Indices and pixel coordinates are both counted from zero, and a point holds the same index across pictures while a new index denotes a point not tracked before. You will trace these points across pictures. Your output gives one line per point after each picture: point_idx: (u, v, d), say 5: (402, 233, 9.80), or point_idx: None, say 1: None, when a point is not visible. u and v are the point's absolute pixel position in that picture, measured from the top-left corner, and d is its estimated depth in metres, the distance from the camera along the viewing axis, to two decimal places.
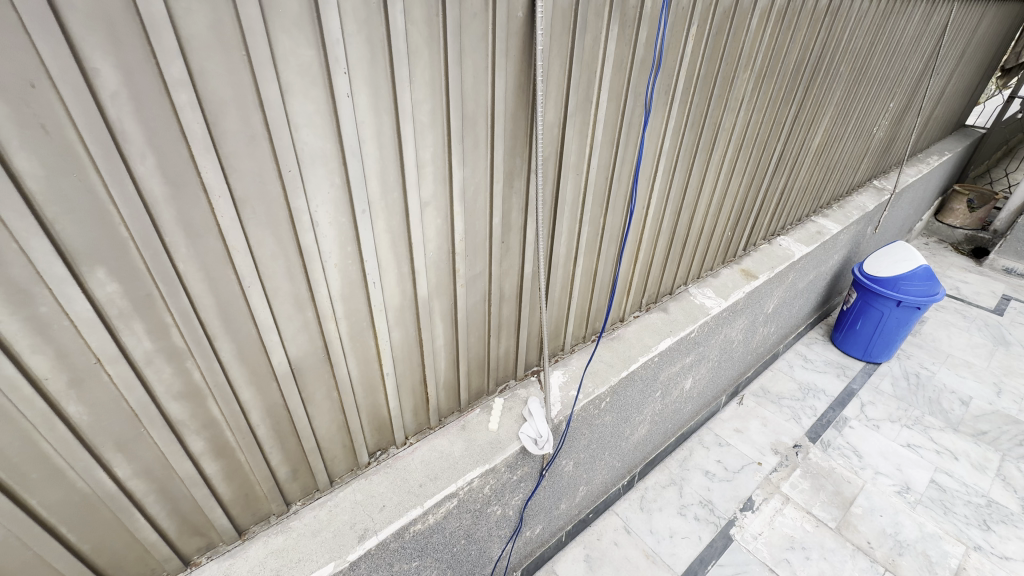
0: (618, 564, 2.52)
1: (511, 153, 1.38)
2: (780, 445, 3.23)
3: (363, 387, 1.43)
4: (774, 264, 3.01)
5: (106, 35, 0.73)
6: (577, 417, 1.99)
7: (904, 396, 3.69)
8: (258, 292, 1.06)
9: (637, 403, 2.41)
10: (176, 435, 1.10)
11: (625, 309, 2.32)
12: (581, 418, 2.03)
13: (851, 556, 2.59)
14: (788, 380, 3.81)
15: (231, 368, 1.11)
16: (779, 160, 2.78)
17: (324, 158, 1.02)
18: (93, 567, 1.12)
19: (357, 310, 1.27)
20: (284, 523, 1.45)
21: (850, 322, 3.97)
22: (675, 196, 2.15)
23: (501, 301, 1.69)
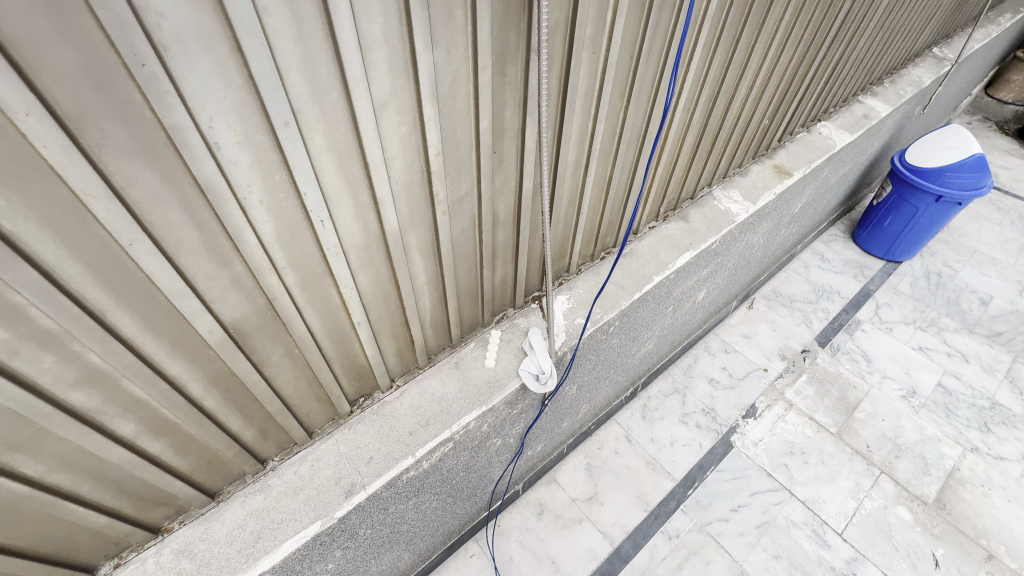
0: (618, 472, 2.54)
1: (502, 25, 0.97)
2: (788, 350, 3.13)
3: (332, 337, 1.18)
4: (812, 157, 2.60)
5: None
6: (584, 345, 1.79)
7: (922, 297, 3.52)
8: (151, 251, 0.76)
9: (647, 321, 2.21)
10: (92, 425, 0.88)
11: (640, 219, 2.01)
12: (588, 345, 1.84)
13: (849, 460, 2.62)
14: (803, 281, 3.60)
15: (144, 345, 0.86)
16: (841, 24, 2.22)
17: (203, 40, 0.65)
18: (39, 557, 0.99)
19: (306, 257, 0.98)
20: (262, 481, 1.32)
21: (878, 218, 3.66)
22: (714, 76, 1.70)
23: (495, 224, 1.38)
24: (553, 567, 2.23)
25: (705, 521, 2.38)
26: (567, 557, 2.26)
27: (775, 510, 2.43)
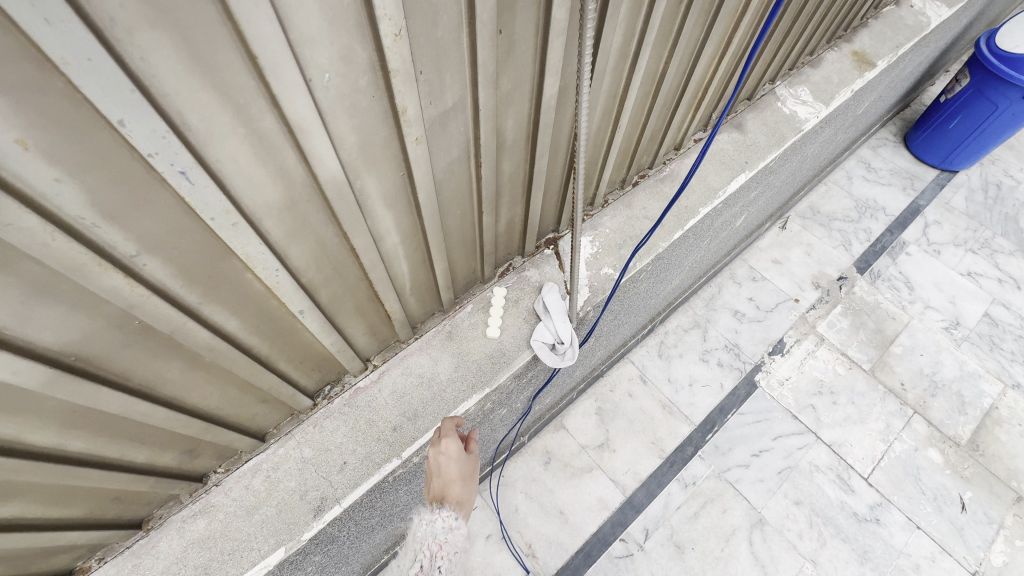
0: (632, 416, 2.33)
1: None
2: (823, 278, 2.79)
3: (255, 333, 0.96)
4: (901, 39, 2.01)
5: None
6: (624, 287, 1.42)
7: (977, 215, 3.10)
8: None
9: (680, 259, 1.82)
10: None
11: (685, 130, 1.54)
12: (626, 288, 1.49)
13: (881, 399, 2.42)
14: (844, 197, 3.15)
15: None
16: None
17: None
18: None
19: (187, 232, 0.73)
20: (201, 501, 1.04)
21: (942, 119, 3.10)
22: None
23: (487, 156, 0.99)
24: (562, 518, 2.10)
25: (723, 468, 2.22)
26: (576, 508, 2.12)
27: (798, 454, 2.26)
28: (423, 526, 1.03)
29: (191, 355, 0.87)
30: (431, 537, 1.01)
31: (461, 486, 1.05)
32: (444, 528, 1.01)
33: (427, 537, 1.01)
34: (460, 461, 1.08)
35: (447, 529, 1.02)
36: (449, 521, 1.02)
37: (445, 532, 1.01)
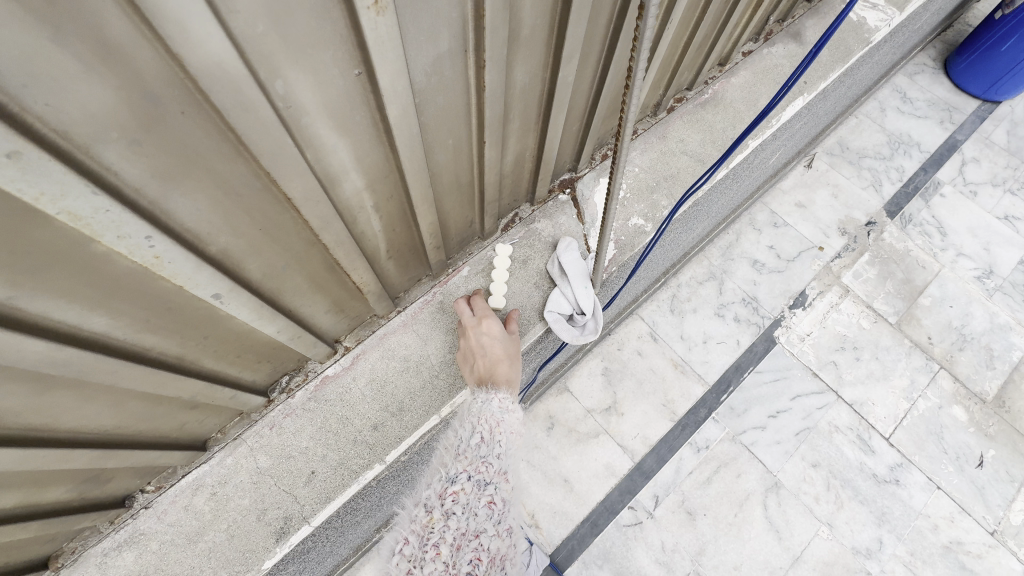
0: (641, 377, 2.15)
1: None
2: (850, 223, 2.55)
3: (145, 329, 0.77)
4: None
5: None
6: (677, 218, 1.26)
7: (1019, 150, 2.82)
8: None
9: (710, 204, 1.55)
10: None
11: (736, 38, 1.24)
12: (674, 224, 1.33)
13: (906, 354, 2.26)
14: (876, 130, 2.83)
15: None
16: None
17: None
18: None
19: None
20: (129, 529, 1.02)
21: (994, 41, 2.72)
22: None
23: (455, 66, 0.77)
24: (566, 487, 1.96)
25: (738, 431, 2.08)
26: (581, 476, 1.97)
27: (818, 415, 2.12)
28: (479, 403, 0.92)
29: (49, 363, 0.67)
30: (489, 413, 0.89)
31: (509, 362, 1.00)
32: (501, 405, 0.91)
33: (485, 412, 0.90)
34: (504, 341, 1.05)
35: (505, 408, 0.91)
36: (506, 402, 0.92)
37: (502, 411, 0.90)
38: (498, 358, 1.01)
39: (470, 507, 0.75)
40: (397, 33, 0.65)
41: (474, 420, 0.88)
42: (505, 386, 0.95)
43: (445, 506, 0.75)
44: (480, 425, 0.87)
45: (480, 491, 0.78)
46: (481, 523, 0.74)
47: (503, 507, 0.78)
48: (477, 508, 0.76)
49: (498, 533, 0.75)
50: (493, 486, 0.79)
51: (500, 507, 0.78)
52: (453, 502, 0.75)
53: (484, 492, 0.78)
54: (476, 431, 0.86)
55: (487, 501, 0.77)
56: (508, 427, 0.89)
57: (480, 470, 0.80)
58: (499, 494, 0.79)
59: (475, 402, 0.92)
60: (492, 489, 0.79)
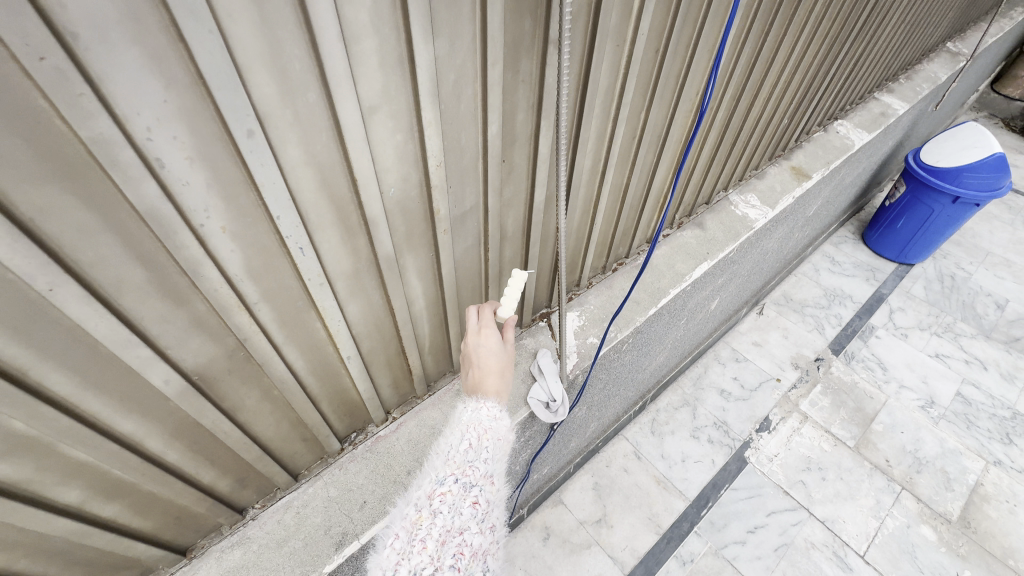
0: (628, 492, 2.41)
1: (515, 11, 0.82)
2: (801, 359, 3.01)
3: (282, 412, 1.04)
4: (830, 158, 2.46)
5: None
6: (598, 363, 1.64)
7: (936, 301, 3.40)
8: (79, 295, 0.60)
9: (660, 336, 2.06)
10: (23, 494, 0.73)
11: (653, 228, 1.85)
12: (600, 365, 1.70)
13: (868, 476, 2.50)
14: (813, 285, 3.48)
15: (86, 403, 0.71)
16: (869, 17, 2.02)
17: (130, 25, 0.48)
18: None
19: (282, 290, 0.83)
20: (240, 533, 1.16)
21: (890, 219, 3.55)
22: (740, 72, 1.53)
23: (503, 240, 1.24)
24: None
25: (720, 544, 2.25)
26: None
27: (793, 531, 2.30)
28: (468, 416, 1.11)
29: (224, 434, 0.94)
30: (477, 425, 1.09)
31: (499, 376, 1.15)
32: (490, 415, 1.11)
33: (474, 421, 1.10)
34: (498, 352, 1.16)
35: (489, 422, 1.10)
36: (491, 415, 1.11)
37: (488, 424, 1.10)
38: (489, 373, 1.14)
39: (455, 506, 0.96)
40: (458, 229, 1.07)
41: (464, 428, 1.09)
42: (493, 397, 1.14)
43: (434, 506, 0.95)
44: (469, 433, 1.08)
45: (465, 493, 0.99)
46: (463, 521, 0.95)
47: (483, 506, 1.00)
48: (461, 507, 0.97)
49: (476, 528, 0.96)
50: (476, 487, 1.01)
51: (481, 506, 0.99)
52: (441, 502, 0.96)
53: (468, 493, 0.99)
54: (464, 438, 1.07)
55: (470, 502, 0.98)
56: (493, 433, 1.10)
57: (466, 473, 1.01)
58: (481, 495, 1.00)
59: (465, 414, 1.11)
60: (475, 490, 1.00)
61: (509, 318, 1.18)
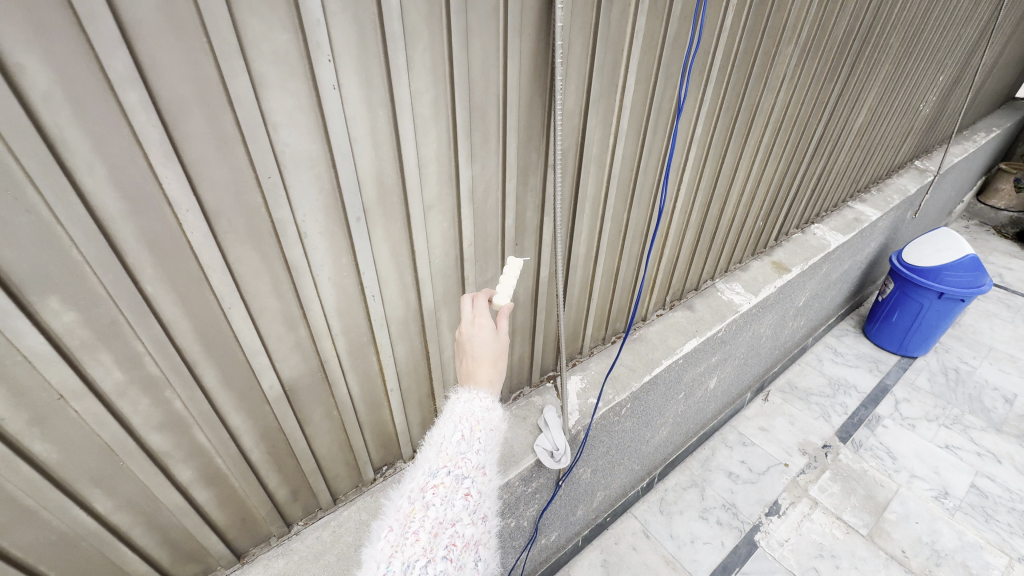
0: (637, 570, 2.43)
1: (526, 147, 1.23)
2: (808, 445, 3.08)
3: (338, 433, 1.31)
4: (808, 254, 2.80)
5: (26, 22, 0.58)
6: (595, 426, 1.85)
7: (942, 393, 3.49)
8: (242, 314, 0.95)
9: (659, 406, 2.27)
10: (160, 466, 1.01)
11: (647, 307, 2.17)
12: (599, 426, 1.89)
13: (885, 566, 2.46)
14: (817, 375, 3.63)
15: (218, 396, 1.02)
16: (819, 144, 2.49)
17: (309, 159, 0.88)
18: (120, 566, 1.06)
19: (356, 327, 1.16)
20: (285, 544, 1.36)
21: (885, 314, 3.78)
22: (706, 185, 1.94)
23: (516, 306, 1.57)
24: None
25: None
26: None
27: None
28: (461, 401, 0.93)
29: (295, 441, 1.21)
30: (471, 412, 0.92)
31: (493, 364, 0.97)
32: (483, 406, 0.93)
33: (465, 411, 0.92)
34: (493, 340, 0.99)
35: (485, 407, 0.93)
36: (487, 400, 0.94)
37: (484, 410, 0.93)
38: (481, 362, 0.97)
39: (449, 499, 0.83)
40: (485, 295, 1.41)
41: (455, 419, 0.91)
42: (485, 387, 0.95)
43: (426, 498, 0.82)
44: (460, 424, 0.90)
45: (458, 485, 0.84)
46: (457, 513, 0.83)
47: (477, 497, 0.86)
48: (454, 500, 0.83)
49: (471, 520, 0.84)
50: (470, 479, 0.86)
51: (475, 498, 0.86)
52: (433, 494, 0.83)
53: (461, 485, 0.84)
54: (456, 429, 0.90)
55: (464, 494, 0.84)
56: (488, 423, 0.93)
57: (459, 465, 0.86)
58: (475, 486, 0.86)
59: (457, 400, 0.93)
60: (469, 482, 0.86)
61: (506, 305, 1.04)
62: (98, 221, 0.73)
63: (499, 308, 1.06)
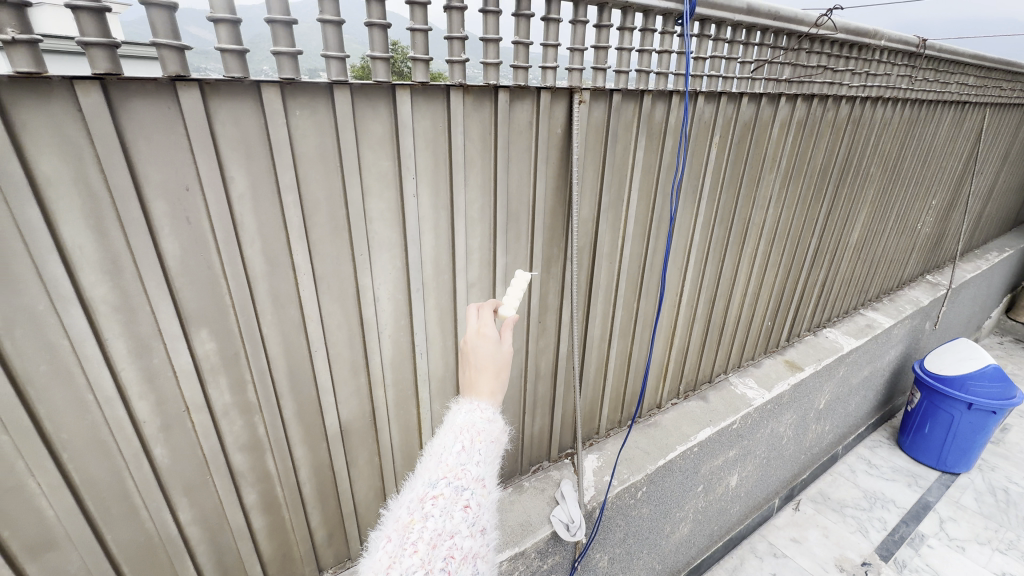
0: None
1: (549, 243, 1.56)
2: (846, 561, 2.90)
3: (376, 477, 1.50)
4: (821, 355, 2.93)
5: (244, 155, 0.97)
6: (611, 505, 1.90)
7: (992, 515, 3.27)
8: (322, 356, 1.23)
9: (678, 497, 2.28)
10: (235, 484, 1.22)
11: (661, 394, 2.32)
12: (615, 508, 1.94)
13: None
14: (851, 486, 3.48)
15: (290, 426, 1.26)
16: (816, 254, 2.77)
17: (389, 244, 1.22)
18: None
19: (404, 379, 1.42)
20: None
21: (916, 425, 3.70)
22: (709, 283, 2.21)
23: (537, 378, 1.79)
24: None
25: None
26: None
27: None
28: (461, 414, 0.90)
29: (341, 478, 1.41)
30: (471, 424, 0.88)
31: (494, 375, 0.93)
32: (484, 418, 0.89)
33: (466, 423, 0.88)
34: (496, 350, 0.95)
35: (486, 420, 0.89)
36: (488, 413, 0.90)
37: (484, 422, 0.89)
38: (482, 372, 0.93)
39: (447, 510, 0.78)
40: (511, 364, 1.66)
41: (454, 431, 0.87)
42: (487, 399, 0.92)
43: (425, 509, 0.78)
44: (460, 435, 0.86)
45: (457, 496, 0.80)
46: (456, 525, 0.78)
47: (478, 511, 0.81)
48: (453, 512, 0.78)
49: (471, 533, 0.79)
50: (470, 491, 0.81)
51: (475, 512, 0.80)
52: (432, 505, 0.78)
53: (460, 497, 0.80)
54: (455, 441, 0.86)
55: (463, 506, 0.79)
56: (490, 436, 0.89)
57: (459, 476, 0.82)
58: (475, 499, 0.81)
59: (458, 413, 0.90)
60: (469, 494, 0.81)
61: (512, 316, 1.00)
62: (246, 278, 1.05)
63: (506, 320, 1.01)
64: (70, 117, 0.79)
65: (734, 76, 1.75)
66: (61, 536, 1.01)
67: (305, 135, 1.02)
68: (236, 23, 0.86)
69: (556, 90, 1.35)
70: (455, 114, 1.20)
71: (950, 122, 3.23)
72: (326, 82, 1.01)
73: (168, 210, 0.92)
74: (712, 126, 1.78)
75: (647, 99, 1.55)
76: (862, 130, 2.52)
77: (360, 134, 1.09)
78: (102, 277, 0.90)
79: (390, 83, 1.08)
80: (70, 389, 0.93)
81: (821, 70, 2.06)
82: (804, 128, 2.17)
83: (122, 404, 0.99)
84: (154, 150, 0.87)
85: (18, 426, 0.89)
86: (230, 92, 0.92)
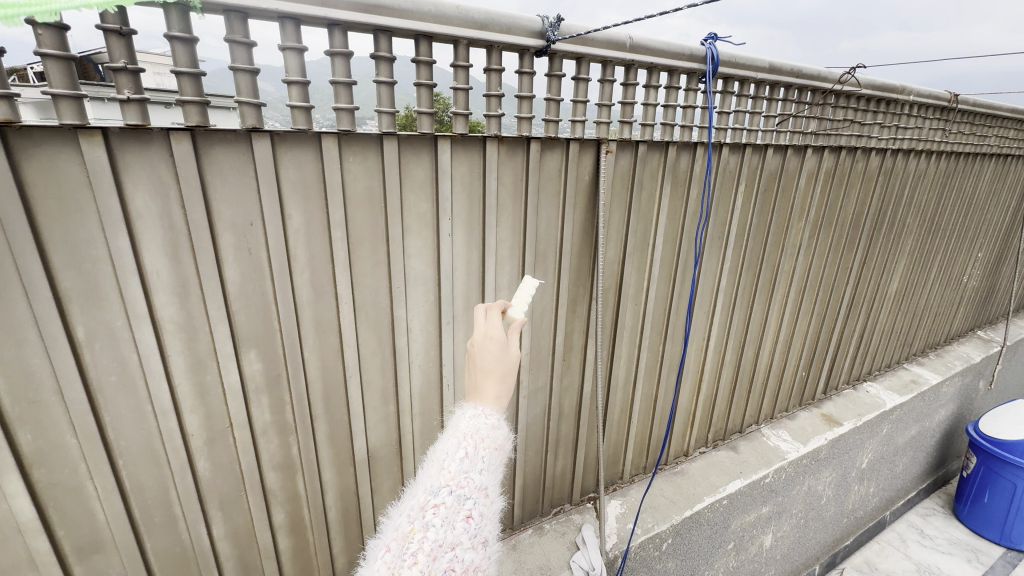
0: None
1: (576, 283, 1.62)
2: None
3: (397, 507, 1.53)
4: (861, 410, 2.80)
5: (301, 196, 1.09)
6: (634, 556, 1.82)
7: None
8: (356, 383, 1.31)
9: (707, 553, 2.15)
10: (265, 504, 1.27)
11: (687, 443, 2.28)
12: (639, 560, 1.85)
13: None
14: (902, 558, 3.20)
15: (322, 449, 1.32)
16: (851, 305, 2.71)
17: (422, 280, 1.32)
18: None
19: (431, 408, 1.48)
20: None
21: (974, 493, 3.42)
22: (738, 329, 2.20)
23: (561, 417, 1.80)
24: None
25: None
26: None
27: None
28: (466, 418, 0.85)
29: (365, 504, 1.46)
30: (475, 429, 0.83)
31: (500, 379, 0.88)
32: (489, 423, 0.84)
33: (470, 429, 0.84)
34: (503, 355, 0.90)
35: (492, 424, 0.85)
36: (494, 418, 0.86)
37: (489, 428, 0.84)
38: (488, 376, 0.88)
39: (448, 521, 0.74)
40: (536, 400, 1.69)
41: (458, 436, 0.83)
42: (491, 404, 0.87)
43: (426, 517, 0.74)
44: (464, 441, 0.82)
45: (459, 506, 0.76)
46: (458, 537, 0.74)
47: (482, 522, 0.77)
48: (455, 522, 0.75)
49: (473, 547, 0.75)
50: (473, 501, 0.77)
51: (478, 523, 0.76)
52: (433, 514, 0.74)
53: (463, 507, 0.76)
54: (458, 446, 0.82)
55: (466, 516, 0.76)
56: (494, 442, 0.84)
57: (461, 485, 0.78)
58: (479, 509, 0.77)
59: (463, 418, 0.85)
60: (472, 504, 0.77)
61: (519, 322, 0.97)
62: (294, 304, 1.15)
63: (512, 324, 0.98)
64: (162, 160, 0.93)
65: (758, 128, 1.81)
66: (107, 541, 1.07)
67: (355, 179, 1.14)
68: (305, 84, 1.00)
69: (584, 140, 1.45)
70: (490, 162, 1.31)
71: (990, 174, 3.18)
72: (377, 133, 1.13)
73: (235, 242, 1.04)
74: (737, 176, 1.84)
75: (672, 150, 1.63)
76: (894, 183, 2.51)
77: (404, 178, 1.20)
78: (172, 299, 1.01)
79: (433, 133, 1.20)
80: (133, 402, 1.02)
81: (847, 124, 2.11)
82: (832, 179, 2.19)
83: (174, 416, 1.07)
84: (228, 190, 1.00)
85: (85, 430, 0.97)
86: (295, 143, 1.05)
